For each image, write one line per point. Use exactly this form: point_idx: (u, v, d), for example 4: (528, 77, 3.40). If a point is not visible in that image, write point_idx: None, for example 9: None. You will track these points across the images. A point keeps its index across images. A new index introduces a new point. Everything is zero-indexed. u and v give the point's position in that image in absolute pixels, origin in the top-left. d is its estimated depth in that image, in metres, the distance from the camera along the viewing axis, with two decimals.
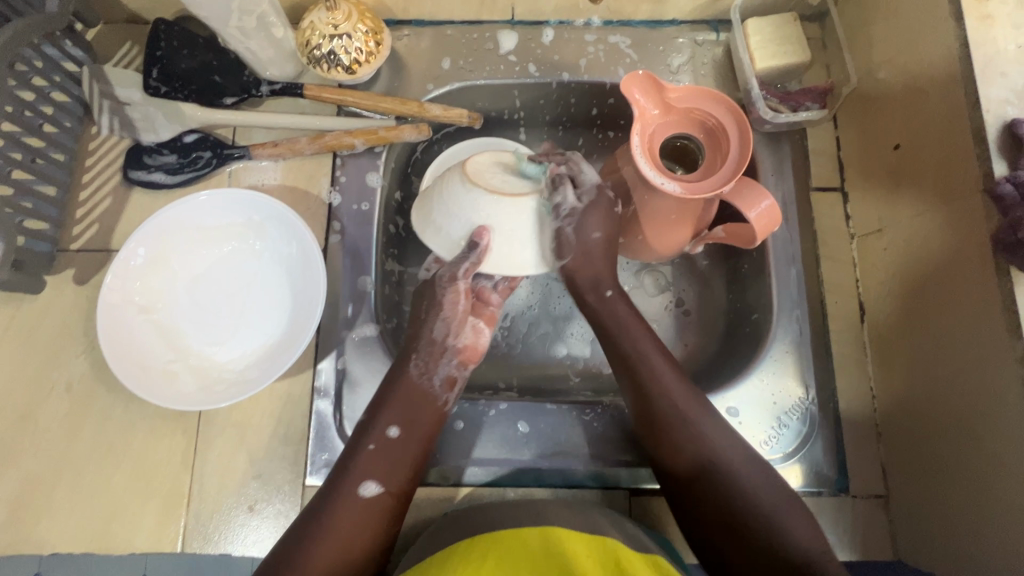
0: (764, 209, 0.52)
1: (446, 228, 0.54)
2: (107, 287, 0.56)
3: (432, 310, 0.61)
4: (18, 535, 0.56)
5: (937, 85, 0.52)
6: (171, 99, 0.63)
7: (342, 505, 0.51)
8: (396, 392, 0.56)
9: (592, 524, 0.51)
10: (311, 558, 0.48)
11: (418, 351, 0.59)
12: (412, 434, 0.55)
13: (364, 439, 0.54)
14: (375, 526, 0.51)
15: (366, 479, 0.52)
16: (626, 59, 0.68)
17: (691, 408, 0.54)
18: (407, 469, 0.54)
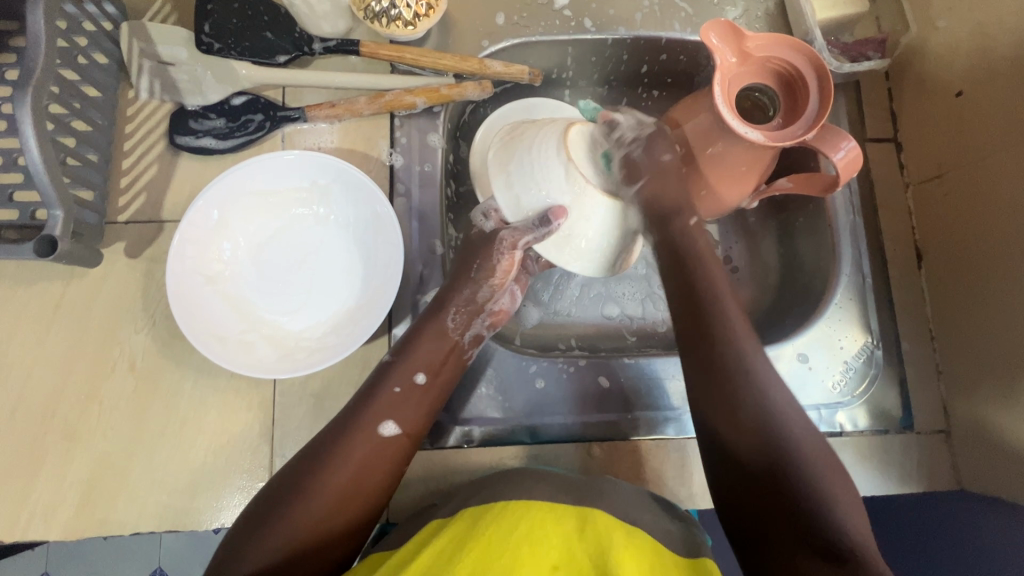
0: (847, 153, 0.52)
1: (518, 189, 0.56)
2: (177, 252, 0.53)
3: (478, 266, 0.58)
4: (92, 517, 0.53)
5: (1008, 29, 0.53)
6: (222, 56, 0.59)
7: (359, 438, 0.50)
8: (424, 339, 0.55)
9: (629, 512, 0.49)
10: (325, 485, 0.48)
11: (451, 303, 0.57)
12: (437, 382, 0.55)
13: (389, 378, 0.53)
14: (389, 466, 0.51)
15: (388, 418, 0.52)
16: (681, 13, 0.68)
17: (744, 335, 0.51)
18: (426, 414, 0.54)
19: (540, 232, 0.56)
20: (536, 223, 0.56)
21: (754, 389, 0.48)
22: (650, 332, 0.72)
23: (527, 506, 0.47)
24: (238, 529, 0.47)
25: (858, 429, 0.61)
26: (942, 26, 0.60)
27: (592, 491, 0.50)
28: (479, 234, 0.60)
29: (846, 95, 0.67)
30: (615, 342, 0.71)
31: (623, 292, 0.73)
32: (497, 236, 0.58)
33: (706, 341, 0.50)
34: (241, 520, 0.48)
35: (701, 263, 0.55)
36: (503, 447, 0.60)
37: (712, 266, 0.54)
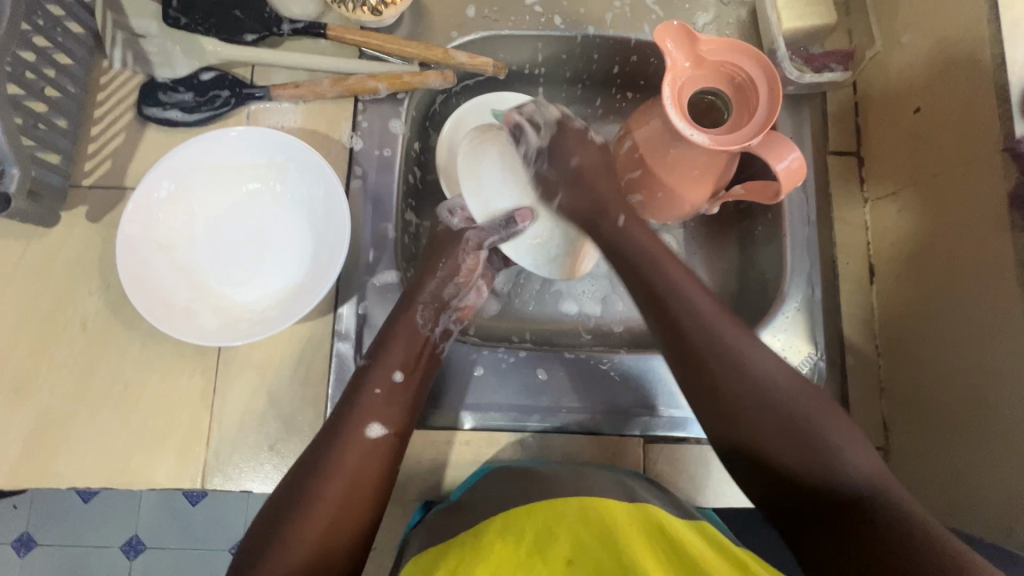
0: (791, 163, 0.53)
1: (489, 194, 0.60)
2: (129, 217, 0.55)
3: (442, 265, 0.61)
4: (33, 469, 0.55)
5: (963, 47, 0.53)
6: (190, 31, 0.61)
7: (349, 447, 0.51)
8: (398, 334, 0.57)
9: (627, 490, 0.52)
10: (322, 497, 0.48)
11: (422, 300, 0.59)
12: (418, 377, 0.56)
13: (369, 381, 0.54)
14: (381, 467, 0.52)
15: (372, 421, 0.53)
16: (652, 16, 0.68)
17: (714, 320, 0.50)
18: (409, 412, 0.55)
19: (505, 232, 0.60)
20: (501, 224, 0.60)
21: (739, 383, 0.48)
22: (607, 331, 0.71)
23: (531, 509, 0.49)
24: (245, 555, 0.47)
25: None
26: (906, 41, 0.60)
27: (588, 482, 0.52)
28: (445, 232, 0.63)
29: (812, 106, 0.67)
30: (569, 338, 0.70)
31: (581, 289, 0.72)
32: (463, 236, 0.61)
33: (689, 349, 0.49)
34: (243, 547, 0.48)
35: (656, 265, 0.52)
36: (438, 432, 0.60)
37: (691, 295, 0.50)
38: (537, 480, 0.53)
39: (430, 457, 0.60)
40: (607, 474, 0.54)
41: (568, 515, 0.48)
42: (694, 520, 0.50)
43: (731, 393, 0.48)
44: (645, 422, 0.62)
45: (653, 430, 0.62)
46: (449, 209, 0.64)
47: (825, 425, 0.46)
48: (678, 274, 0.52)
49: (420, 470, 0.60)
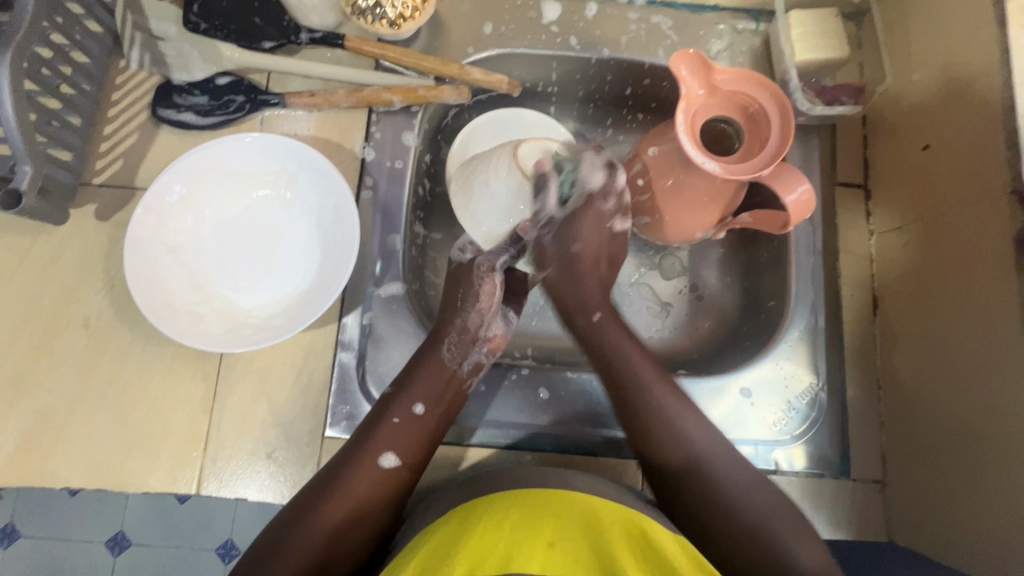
0: (801, 194, 0.54)
1: (484, 219, 0.59)
2: (137, 220, 0.55)
3: (464, 292, 0.60)
4: (28, 467, 0.55)
5: (974, 88, 0.54)
6: (207, 36, 0.62)
7: (361, 472, 0.51)
8: (424, 370, 0.56)
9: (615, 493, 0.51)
10: (326, 519, 0.48)
11: (450, 333, 0.58)
12: (439, 412, 0.56)
13: (390, 410, 0.55)
14: (389, 496, 0.52)
15: (388, 450, 0.53)
16: (666, 41, 0.69)
17: (672, 409, 0.55)
18: (425, 446, 0.55)
19: (515, 253, 0.61)
20: (508, 243, 0.60)
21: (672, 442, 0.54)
22: None
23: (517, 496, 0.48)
24: (242, 563, 0.47)
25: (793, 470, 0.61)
26: (917, 79, 0.61)
27: (579, 481, 0.51)
28: (458, 266, 0.62)
29: (821, 137, 0.68)
30: (570, 356, 0.69)
31: None
32: (475, 264, 0.61)
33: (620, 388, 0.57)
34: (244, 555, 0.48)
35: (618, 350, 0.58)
36: (436, 446, 0.60)
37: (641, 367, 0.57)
38: (562, 480, 0.51)
39: (428, 471, 0.60)
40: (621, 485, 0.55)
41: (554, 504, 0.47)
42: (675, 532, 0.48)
43: (669, 445, 0.54)
44: None
45: None
46: (459, 247, 0.63)
47: (777, 527, 0.49)
48: (632, 352, 0.58)
49: (416, 484, 0.60)
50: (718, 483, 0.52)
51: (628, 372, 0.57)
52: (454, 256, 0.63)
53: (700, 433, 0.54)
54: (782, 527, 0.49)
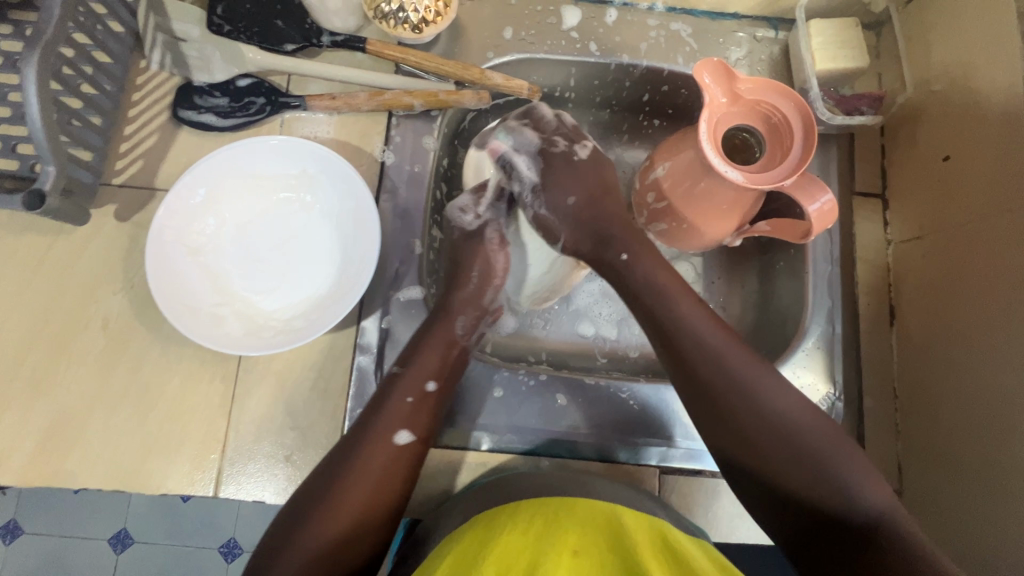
0: (823, 205, 0.54)
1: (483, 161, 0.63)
2: (159, 222, 0.55)
3: (477, 268, 0.62)
4: (46, 466, 0.55)
5: (997, 100, 0.54)
6: (232, 39, 0.62)
7: (375, 452, 0.51)
8: (435, 342, 0.57)
9: (635, 502, 0.52)
10: (346, 500, 0.48)
11: (462, 307, 0.60)
12: (448, 385, 0.56)
13: (400, 389, 0.54)
14: (404, 473, 0.51)
15: (400, 427, 0.52)
16: (686, 48, 0.69)
17: (734, 357, 0.51)
18: (434, 421, 0.55)
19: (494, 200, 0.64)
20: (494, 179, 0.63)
21: (748, 414, 0.49)
22: (623, 356, 0.71)
23: (537, 505, 0.49)
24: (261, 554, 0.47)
25: None
26: (938, 89, 0.61)
27: (599, 493, 0.52)
28: (461, 233, 0.64)
29: (839, 145, 0.68)
30: (585, 361, 0.70)
31: (599, 312, 0.71)
32: (482, 233, 0.64)
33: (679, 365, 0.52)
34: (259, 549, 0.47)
35: (660, 298, 0.54)
36: (453, 450, 0.60)
37: (692, 320, 0.52)
38: (581, 490, 0.53)
39: (444, 475, 0.60)
40: (638, 492, 0.55)
41: (579, 511, 0.48)
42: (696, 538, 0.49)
43: (733, 424, 0.50)
44: (660, 452, 0.61)
45: (669, 462, 0.61)
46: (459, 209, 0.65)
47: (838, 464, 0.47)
48: (691, 311, 0.53)
49: (434, 488, 0.59)
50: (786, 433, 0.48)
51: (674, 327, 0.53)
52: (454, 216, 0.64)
53: (772, 394, 0.50)
54: (844, 470, 0.47)
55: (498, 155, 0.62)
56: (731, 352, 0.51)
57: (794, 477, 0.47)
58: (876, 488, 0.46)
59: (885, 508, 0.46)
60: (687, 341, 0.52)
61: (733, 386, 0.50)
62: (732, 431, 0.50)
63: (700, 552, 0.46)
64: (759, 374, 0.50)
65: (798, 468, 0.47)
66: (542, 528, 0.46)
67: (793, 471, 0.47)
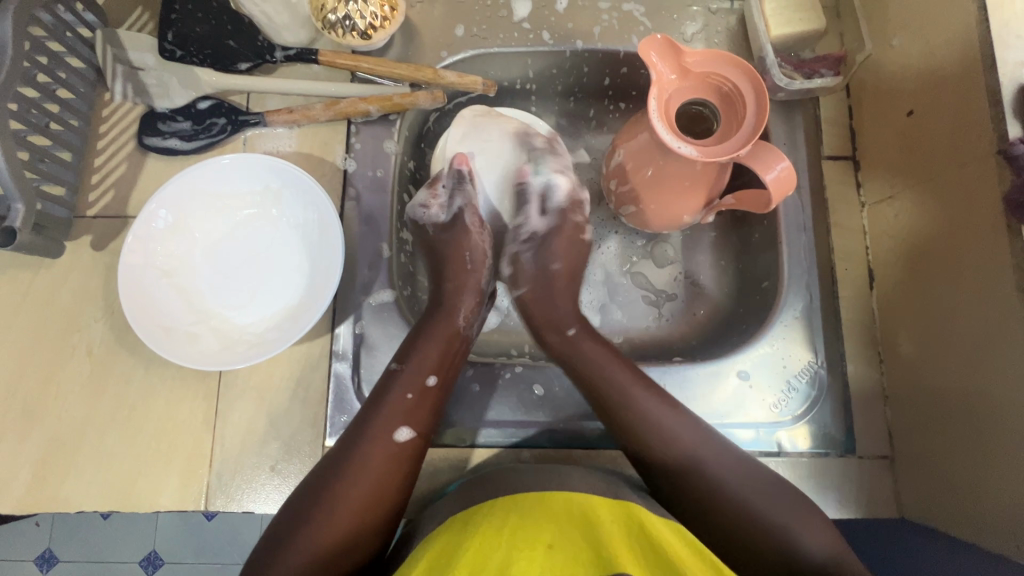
0: (781, 171, 0.53)
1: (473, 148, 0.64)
2: (129, 248, 0.57)
3: (470, 254, 0.63)
4: (45, 493, 0.57)
5: (952, 47, 0.52)
6: (185, 63, 0.63)
7: (376, 449, 0.51)
8: (434, 336, 0.57)
9: (614, 491, 0.51)
10: (346, 496, 0.48)
11: (457, 299, 0.61)
12: (448, 379, 0.57)
13: (401, 384, 0.54)
14: (407, 470, 0.52)
15: (401, 425, 0.53)
16: (640, 27, 0.68)
17: (634, 390, 0.55)
18: (436, 415, 0.55)
19: (453, 186, 0.63)
20: (452, 179, 0.63)
21: (660, 447, 0.53)
22: (607, 342, 0.69)
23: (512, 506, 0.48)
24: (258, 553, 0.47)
25: (798, 451, 0.61)
26: (897, 44, 0.59)
27: (575, 482, 0.51)
28: (435, 227, 0.64)
29: (804, 111, 0.67)
30: None
31: (579, 300, 0.70)
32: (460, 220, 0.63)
33: (609, 413, 0.55)
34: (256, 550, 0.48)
35: (599, 364, 0.57)
36: (434, 449, 0.60)
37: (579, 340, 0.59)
38: (560, 482, 0.51)
39: (428, 474, 0.60)
40: (619, 476, 0.55)
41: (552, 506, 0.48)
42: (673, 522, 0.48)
43: (659, 454, 0.53)
44: None
45: None
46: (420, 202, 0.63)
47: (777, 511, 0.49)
48: (617, 368, 0.57)
49: (418, 489, 0.60)
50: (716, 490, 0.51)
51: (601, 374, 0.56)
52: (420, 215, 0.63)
53: (688, 431, 0.53)
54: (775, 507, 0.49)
55: (467, 167, 0.63)
56: (625, 378, 0.56)
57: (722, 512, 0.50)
58: (819, 531, 0.48)
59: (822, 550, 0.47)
60: (601, 384, 0.56)
61: (636, 419, 0.54)
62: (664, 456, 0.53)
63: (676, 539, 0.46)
64: (657, 404, 0.54)
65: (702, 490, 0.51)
66: (518, 525, 0.45)
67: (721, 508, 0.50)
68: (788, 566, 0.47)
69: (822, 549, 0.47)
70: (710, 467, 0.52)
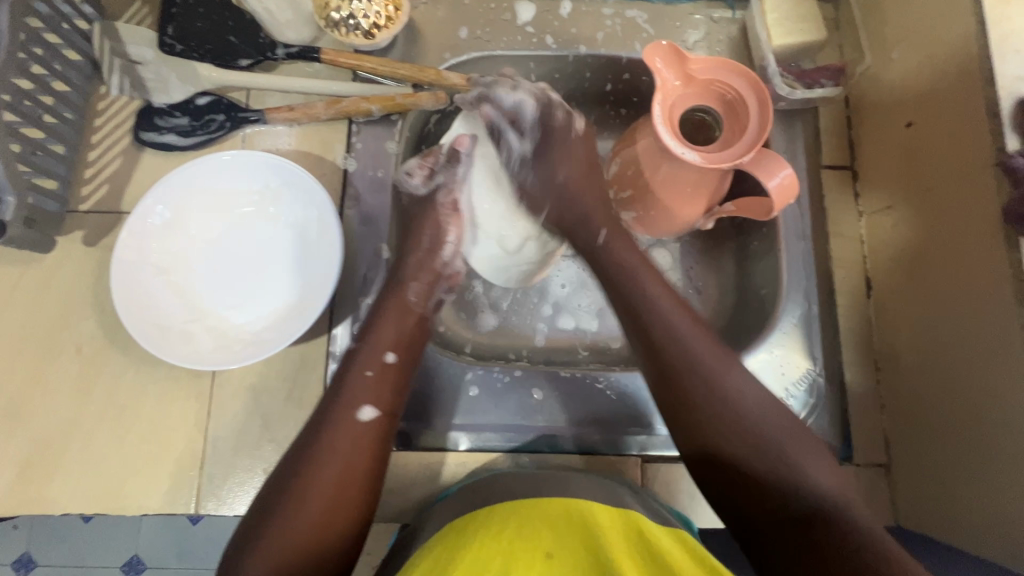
0: (783, 179, 0.54)
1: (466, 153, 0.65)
2: (123, 244, 0.56)
3: (429, 235, 0.61)
4: (27, 494, 0.55)
5: (953, 60, 0.53)
6: (184, 58, 0.62)
7: (339, 431, 0.50)
8: (387, 314, 0.56)
9: (615, 498, 0.50)
10: (317, 480, 0.47)
11: (411, 274, 0.59)
12: (409, 357, 0.55)
13: (358, 364, 0.53)
14: (376, 450, 0.51)
15: (363, 404, 0.51)
16: (642, 35, 0.68)
17: (708, 361, 0.52)
18: (398, 394, 0.54)
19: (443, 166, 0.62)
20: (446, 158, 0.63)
21: (717, 405, 0.50)
22: (605, 348, 0.69)
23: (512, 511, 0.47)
24: (232, 549, 0.46)
25: None
26: (896, 56, 0.60)
27: (574, 488, 0.50)
28: (411, 198, 0.63)
29: (804, 120, 0.67)
30: (565, 356, 0.68)
31: (578, 305, 0.70)
32: (434, 198, 0.62)
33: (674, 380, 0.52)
34: (232, 545, 0.47)
35: (630, 275, 0.56)
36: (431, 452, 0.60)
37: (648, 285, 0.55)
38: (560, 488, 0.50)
39: (424, 479, 0.59)
40: (622, 485, 0.54)
41: (552, 513, 0.47)
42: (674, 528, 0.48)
43: (712, 410, 0.50)
44: (641, 442, 0.61)
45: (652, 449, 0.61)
46: (406, 172, 0.62)
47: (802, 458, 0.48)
48: (652, 283, 0.56)
49: (413, 493, 0.59)
50: (742, 428, 0.49)
51: (644, 304, 0.55)
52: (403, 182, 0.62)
53: (742, 385, 0.51)
54: (792, 448, 0.48)
55: (465, 146, 0.63)
56: (698, 339, 0.53)
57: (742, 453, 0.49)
58: (824, 470, 0.47)
59: (836, 493, 0.46)
60: (660, 332, 0.53)
61: (696, 372, 0.51)
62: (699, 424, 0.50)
63: (680, 549, 0.45)
64: (733, 372, 0.51)
65: (760, 460, 0.48)
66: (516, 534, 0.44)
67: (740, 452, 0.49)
68: (790, 506, 0.46)
69: (828, 483, 0.46)
70: (751, 414, 0.50)
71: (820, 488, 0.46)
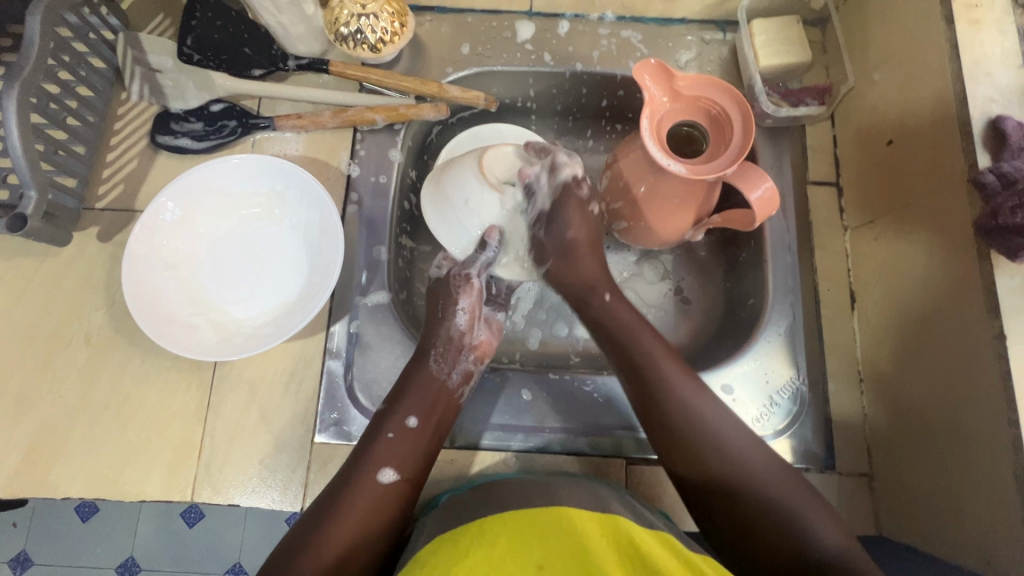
0: (765, 191, 0.56)
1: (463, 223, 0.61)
2: (135, 238, 0.59)
3: (445, 304, 0.63)
4: (31, 478, 0.57)
5: (929, 81, 0.55)
6: (201, 67, 0.67)
7: (361, 492, 0.52)
8: (414, 382, 0.58)
9: (602, 502, 0.51)
10: (332, 537, 0.49)
11: (437, 341, 0.61)
12: (433, 424, 0.57)
13: (383, 427, 0.56)
14: (389, 514, 0.52)
15: (385, 466, 0.54)
16: (636, 53, 0.71)
17: (683, 386, 0.55)
18: (422, 461, 0.56)
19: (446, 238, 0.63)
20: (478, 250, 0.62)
21: (703, 440, 0.53)
22: (596, 355, 0.70)
23: (500, 525, 0.48)
24: None
25: None
26: (877, 78, 0.63)
27: (562, 495, 0.52)
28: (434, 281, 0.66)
29: (790, 137, 0.70)
30: (558, 362, 0.70)
31: (572, 311, 0.72)
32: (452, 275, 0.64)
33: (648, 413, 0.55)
34: None
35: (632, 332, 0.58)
36: None
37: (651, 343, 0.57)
38: (547, 495, 0.52)
39: None
40: (608, 489, 0.55)
41: (540, 523, 0.48)
42: (661, 533, 0.49)
43: (698, 447, 0.52)
44: (628, 444, 0.62)
45: (639, 452, 0.62)
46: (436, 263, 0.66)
47: (801, 509, 0.49)
48: (653, 341, 0.57)
49: None
50: (748, 476, 0.51)
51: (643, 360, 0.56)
52: (432, 273, 0.66)
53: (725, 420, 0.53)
54: (800, 503, 0.49)
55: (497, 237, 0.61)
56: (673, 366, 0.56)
57: (741, 503, 0.50)
58: (829, 526, 0.48)
59: (840, 546, 0.47)
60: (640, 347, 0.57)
61: (668, 395, 0.54)
62: (694, 470, 0.53)
63: (666, 553, 0.46)
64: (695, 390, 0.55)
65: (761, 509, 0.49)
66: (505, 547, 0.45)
67: (741, 497, 0.50)
68: (798, 556, 0.47)
69: (834, 541, 0.47)
70: (751, 463, 0.51)
71: (823, 539, 0.47)
